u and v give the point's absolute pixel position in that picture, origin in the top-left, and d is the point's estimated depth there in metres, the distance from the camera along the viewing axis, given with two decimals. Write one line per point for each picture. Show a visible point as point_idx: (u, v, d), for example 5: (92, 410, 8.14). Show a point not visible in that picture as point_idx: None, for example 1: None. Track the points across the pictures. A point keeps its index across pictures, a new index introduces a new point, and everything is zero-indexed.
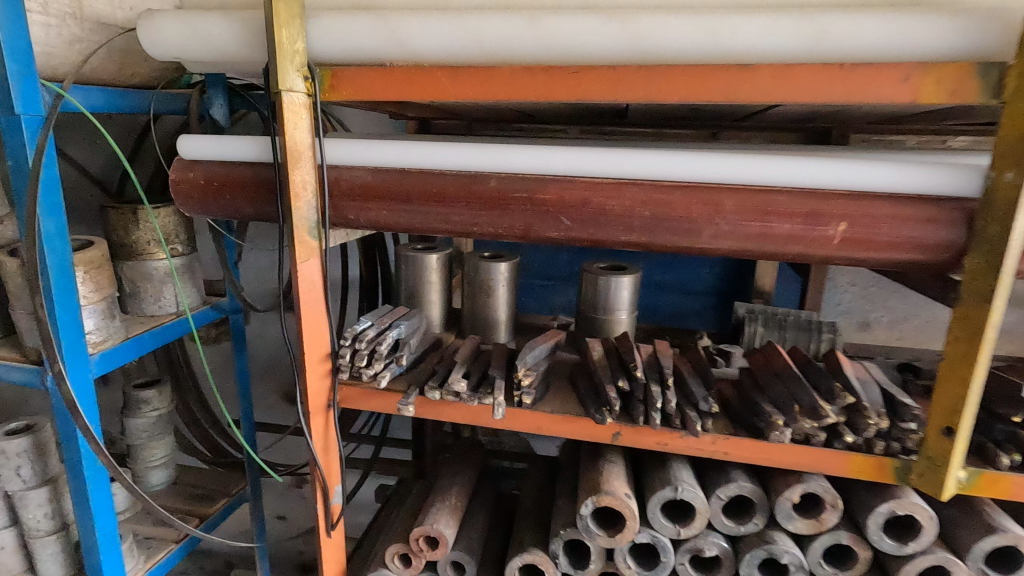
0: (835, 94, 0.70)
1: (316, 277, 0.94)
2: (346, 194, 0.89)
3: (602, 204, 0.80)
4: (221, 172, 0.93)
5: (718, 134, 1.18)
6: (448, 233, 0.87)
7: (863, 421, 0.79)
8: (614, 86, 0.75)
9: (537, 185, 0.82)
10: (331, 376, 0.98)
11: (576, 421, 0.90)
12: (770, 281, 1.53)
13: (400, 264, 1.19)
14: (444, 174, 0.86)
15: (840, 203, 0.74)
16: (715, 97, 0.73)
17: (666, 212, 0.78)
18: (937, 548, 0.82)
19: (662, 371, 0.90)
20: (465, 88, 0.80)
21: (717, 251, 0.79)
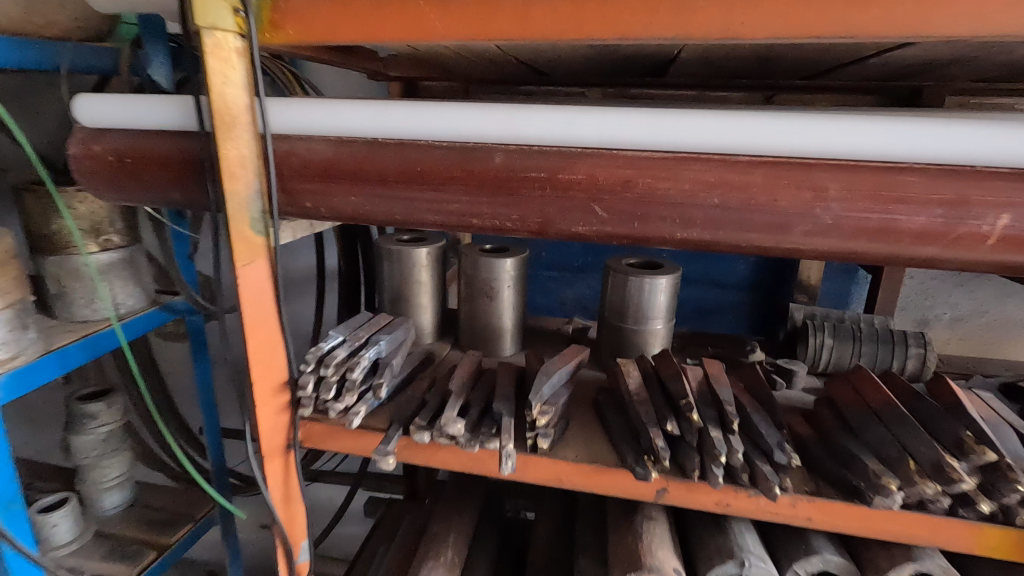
0: (1010, 23, 0.46)
1: (266, 284, 0.71)
2: (299, 174, 0.66)
3: (651, 187, 0.57)
4: (136, 145, 0.69)
5: (773, 98, 0.96)
6: (437, 227, 0.64)
7: (1009, 487, 0.57)
8: (673, 16, 0.52)
9: (558, 161, 0.59)
10: (292, 409, 0.77)
11: (609, 474, 0.69)
12: (818, 274, 1.31)
13: (382, 259, 0.97)
14: (430, 146, 0.63)
15: (998, 186, 0.51)
16: (825, 30, 0.49)
17: (741, 199, 0.55)
18: None
19: (721, 408, 0.68)
20: (460, 25, 0.56)
21: (812, 254, 0.56)
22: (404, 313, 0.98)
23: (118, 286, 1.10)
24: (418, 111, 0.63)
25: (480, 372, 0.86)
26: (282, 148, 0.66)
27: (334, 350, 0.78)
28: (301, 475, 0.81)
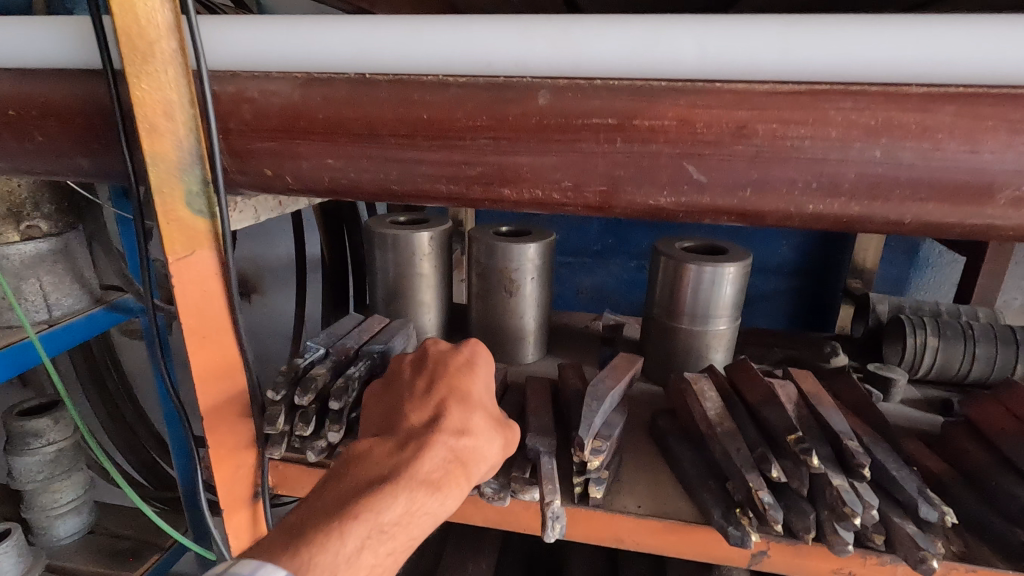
0: None
1: (214, 287, 0.52)
2: (253, 128, 0.46)
3: (778, 136, 0.38)
4: (20, 90, 0.49)
5: None
6: (454, 201, 0.46)
7: None
8: None
9: (634, 99, 0.40)
10: (258, 447, 0.58)
11: (688, 533, 0.51)
12: (877, 256, 1.13)
13: (373, 247, 0.77)
14: (441, 82, 0.43)
15: None
16: None
17: (920, 149, 0.36)
18: None
19: (840, 442, 0.50)
20: None
21: (1012, 234, 0.38)
22: (402, 312, 0.80)
23: (50, 283, 0.89)
24: (426, 28, 0.43)
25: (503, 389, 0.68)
26: (227, 91, 0.46)
27: (314, 369, 0.60)
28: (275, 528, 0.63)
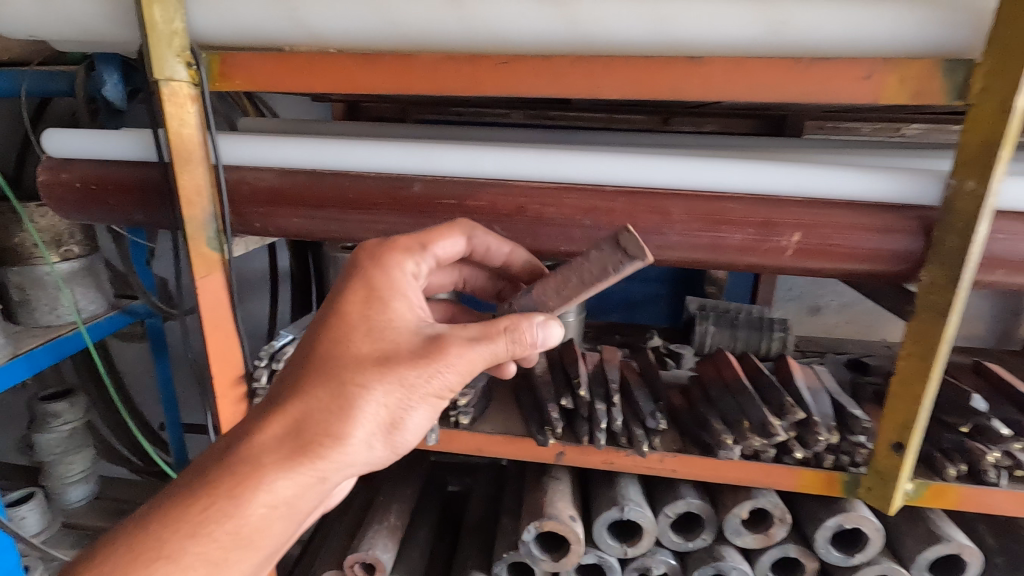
0: (792, 94, 0.61)
1: (222, 294, 0.81)
2: (250, 200, 0.77)
3: (540, 213, 0.71)
4: (100, 173, 0.79)
5: (670, 120, 1.11)
6: (370, 242, 0.77)
7: (814, 437, 0.76)
8: (548, 82, 0.65)
9: (467, 190, 0.73)
10: (247, 400, 0.87)
11: (518, 442, 0.83)
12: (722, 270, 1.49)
13: (330, 265, 1.09)
14: (361, 176, 0.75)
15: (794, 211, 0.67)
16: (666, 93, 0.63)
17: (609, 221, 0.70)
18: (883, 557, 0.81)
19: (607, 386, 0.84)
20: (381, 78, 0.67)
21: (665, 263, 0.72)
22: None
23: (80, 292, 1.18)
24: (354, 148, 0.76)
25: None
26: (234, 178, 0.77)
27: (285, 347, 0.91)
28: None
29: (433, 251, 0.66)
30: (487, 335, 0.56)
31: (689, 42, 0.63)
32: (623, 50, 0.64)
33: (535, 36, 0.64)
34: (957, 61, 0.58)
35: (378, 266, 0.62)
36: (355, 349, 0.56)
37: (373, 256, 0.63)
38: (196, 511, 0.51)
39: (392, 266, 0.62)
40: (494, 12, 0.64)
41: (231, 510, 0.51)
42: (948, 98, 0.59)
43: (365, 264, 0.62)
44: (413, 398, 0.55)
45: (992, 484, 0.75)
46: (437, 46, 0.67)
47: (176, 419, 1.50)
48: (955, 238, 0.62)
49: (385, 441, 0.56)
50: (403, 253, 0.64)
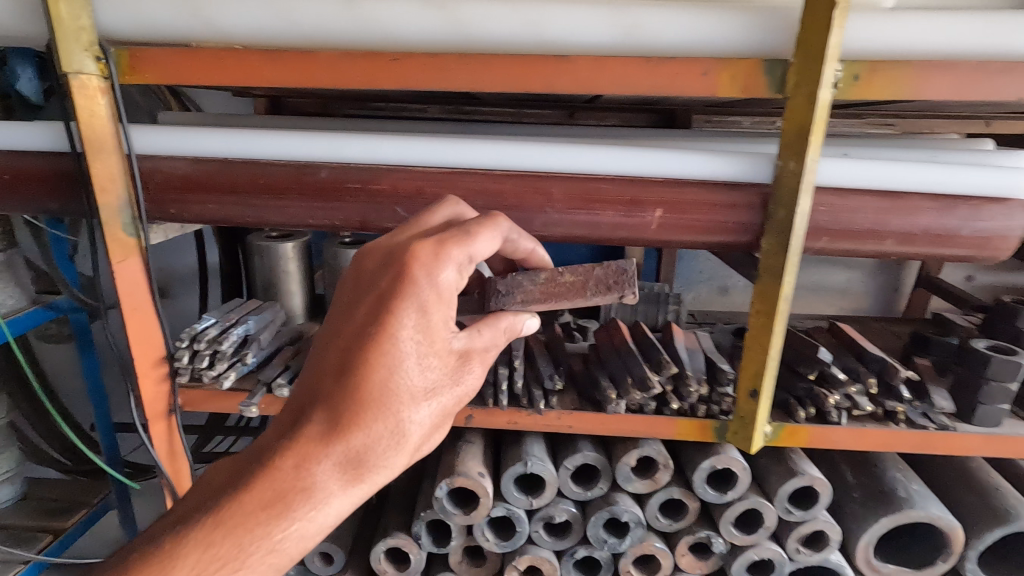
0: (644, 87, 0.71)
1: (141, 278, 0.86)
2: (163, 188, 0.81)
3: (437, 195, 0.79)
4: (12, 163, 0.82)
5: (575, 114, 1.21)
6: (283, 226, 0.83)
7: (686, 388, 0.88)
8: (436, 77, 0.72)
9: (371, 175, 0.80)
10: (169, 380, 0.91)
11: None
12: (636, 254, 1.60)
13: (253, 254, 1.13)
14: (271, 164, 0.81)
15: (656, 190, 0.78)
16: (540, 87, 0.72)
17: (498, 201, 0.78)
18: (752, 493, 0.93)
19: (511, 353, 0.94)
20: (285, 73, 0.73)
21: (550, 239, 0.81)
22: (275, 298, 1.16)
23: None
24: (264, 138, 0.82)
25: None
26: (147, 166, 0.81)
27: (208, 329, 0.95)
28: (183, 436, 0.95)
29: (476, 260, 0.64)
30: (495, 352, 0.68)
31: (559, 43, 0.72)
32: (502, 49, 0.73)
33: (423, 36, 0.72)
34: (774, 61, 0.70)
35: (431, 283, 0.60)
36: (410, 383, 0.60)
37: (424, 270, 0.61)
38: (271, 531, 0.56)
39: (441, 286, 0.61)
40: (385, 13, 0.71)
41: (301, 531, 0.57)
42: (770, 91, 0.71)
43: (409, 278, 0.60)
44: (440, 418, 0.65)
45: (834, 422, 0.88)
46: (337, 44, 0.74)
47: (106, 416, 1.50)
48: (784, 210, 0.74)
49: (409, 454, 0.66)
50: (450, 264, 0.61)
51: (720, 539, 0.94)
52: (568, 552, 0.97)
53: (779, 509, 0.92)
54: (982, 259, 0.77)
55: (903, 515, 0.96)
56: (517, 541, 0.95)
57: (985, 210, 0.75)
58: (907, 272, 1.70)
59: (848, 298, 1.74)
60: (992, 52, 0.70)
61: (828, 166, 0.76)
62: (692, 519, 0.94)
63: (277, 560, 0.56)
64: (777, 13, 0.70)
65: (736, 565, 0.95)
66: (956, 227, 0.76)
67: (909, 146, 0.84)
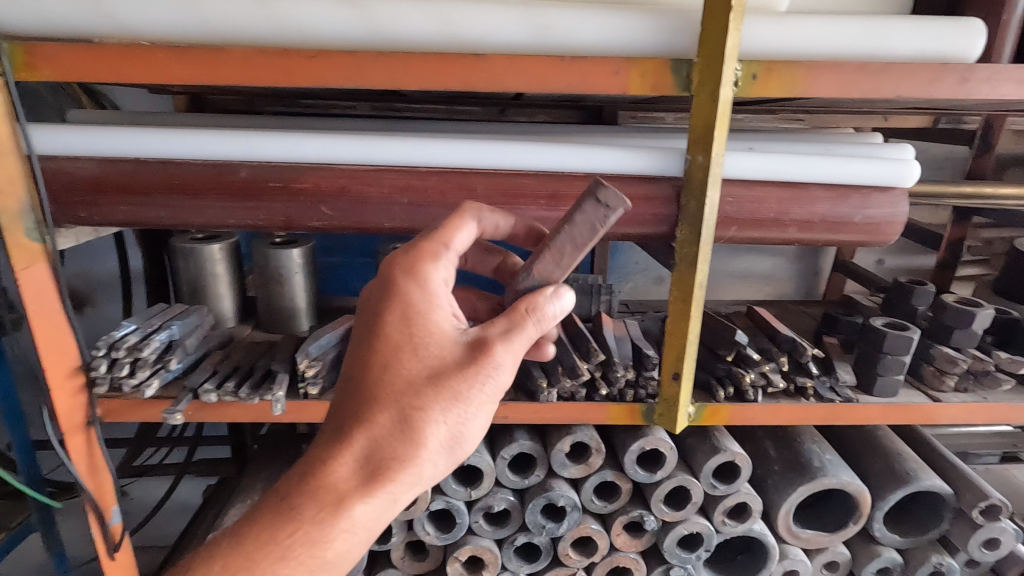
0: (559, 85, 0.74)
1: (50, 285, 0.82)
2: (70, 189, 0.77)
3: (361, 192, 0.79)
4: None
5: (505, 111, 1.23)
6: (203, 227, 0.81)
7: (614, 374, 0.91)
8: (354, 74, 0.72)
9: (293, 174, 0.79)
10: (87, 391, 0.87)
11: None
12: None
13: (177, 257, 1.09)
14: (187, 164, 0.79)
15: (576, 185, 0.81)
16: (458, 85, 0.74)
17: (422, 198, 0.79)
18: (680, 471, 0.98)
19: None
20: (196, 70, 0.72)
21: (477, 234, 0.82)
22: (202, 301, 1.13)
23: None
24: (179, 137, 0.80)
25: (268, 347, 1.04)
26: (50, 168, 0.78)
27: (127, 336, 0.91)
28: (105, 449, 0.92)
29: (454, 251, 0.66)
30: (519, 327, 0.61)
31: (475, 42, 0.73)
32: (420, 47, 0.74)
33: (338, 34, 0.72)
34: (680, 60, 0.74)
35: (412, 279, 0.63)
36: (406, 374, 0.59)
37: (406, 269, 0.64)
38: (291, 540, 0.58)
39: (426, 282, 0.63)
40: (298, 11, 0.70)
41: (319, 537, 0.58)
42: (677, 89, 0.75)
43: (395, 279, 0.63)
44: (468, 410, 0.60)
45: (750, 400, 0.94)
46: (250, 40, 0.72)
47: (23, 433, 1.41)
48: (694, 202, 0.78)
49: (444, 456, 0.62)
50: (431, 260, 0.64)
51: (652, 517, 0.98)
52: (509, 539, 0.99)
53: (705, 484, 0.97)
54: (872, 244, 0.84)
55: (817, 483, 1.03)
56: (458, 533, 0.96)
57: (873, 198, 0.82)
58: (824, 258, 1.82)
59: (773, 284, 1.85)
60: (871, 53, 0.76)
61: (734, 160, 0.81)
62: (626, 500, 0.99)
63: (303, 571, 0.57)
64: (680, 16, 0.74)
65: (668, 540, 1.00)
66: (849, 214, 0.82)
67: (808, 139, 0.90)
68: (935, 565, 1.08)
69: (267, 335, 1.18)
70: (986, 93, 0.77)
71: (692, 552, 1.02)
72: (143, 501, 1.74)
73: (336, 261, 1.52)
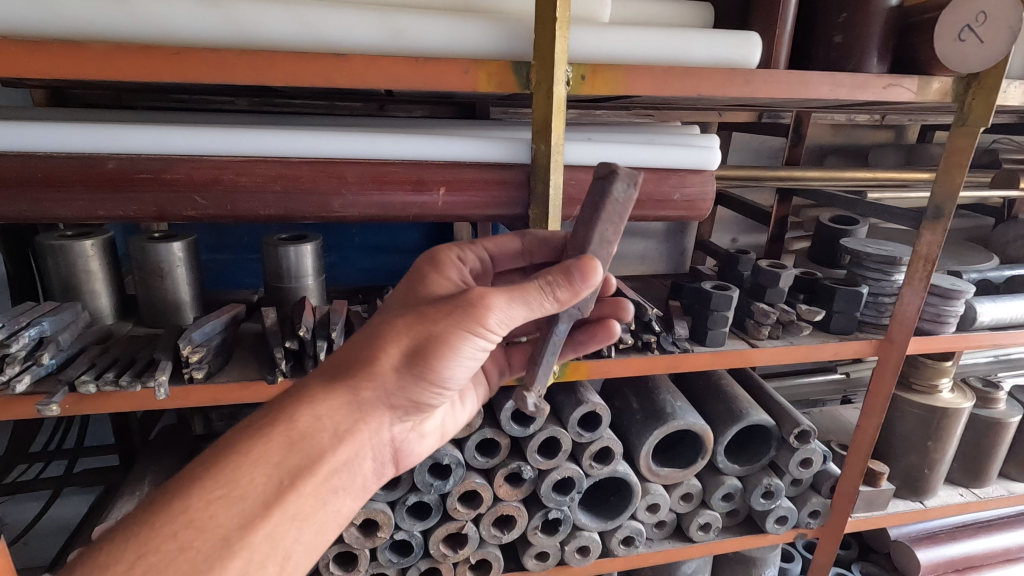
0: (416, 82, 0.83)
1: None
2: None
3: (233, 181, 0.83)
4: None
5: (385, 107, 1.31)
6: (69, 220, 0.82)
7: None
8: (219, 70, 0.77)
9: (164, 165, 0.82)
10: None
11: (252, 386, 0.97)
12: (466, 235, 1.64)
13: (45, 255, 1.06)
14: (50, 157, 0.80)
15: (439, 172, 0.91)
16: (321, 81, 0.81)
17: (295, 185, 0.85)
18: (552, 424, 1.11)
19: (329, 326, 1.01)
20: (53, 66, 0.73)
21: (351, 218, 0.90)
22: (77, 298, 1.11)
23: None
24: (39, 130, 0.80)
25: (151, 339, 1.05)
26: None
27: None
28: None
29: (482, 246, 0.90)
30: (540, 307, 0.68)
31: (336, 42, 0.81)
32: (282, 45, 0.80)
33: (200, 31, 0.76)
34: (520, 62, 0.86)
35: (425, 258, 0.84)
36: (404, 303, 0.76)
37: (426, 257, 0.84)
38: (264, 422, 0.66)
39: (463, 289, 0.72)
40: (159, 11, 0.74)
41: (286, 422, 0.66)
42: (519, 87, 0.87)
43: (423, 262, 0.84)
44: (436, 329, 0.71)
45: (606, 356, 1.09)
46: (110, 36, 0.75)
47: None
48: (542, 185, 0.90)
49: (412, 367, 0.72)
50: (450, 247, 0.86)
51: (529, 466, 1.11)
52: (400, 500, 1.08)
53: (573, 433, 1.11)
54: (692, 218, 1.01)
55: (669, 426, 1.20)
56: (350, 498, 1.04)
57: (689, 179, 0.99)
58: (688, 238, 2.05)
59: (646, 263, 2.06)
60: (675, 59, 0.93)
61: (574, 148, 0.95)
62: (505, 454, 1.11)
63: (266, 445, 0.64)
64: (518, 25, 0.86)
65: (544, 486, 1.13)
66: (671, 193, 0.98)
67: (641, 131, 1.06)
68: (766, 485, 1.30)
69: (150, 329, 1.18)
70: (766, 92, 0.95)
71: (566, 495, 1.16)
72: (15, 520, 1.64)
73: (225, 257, 1.51)
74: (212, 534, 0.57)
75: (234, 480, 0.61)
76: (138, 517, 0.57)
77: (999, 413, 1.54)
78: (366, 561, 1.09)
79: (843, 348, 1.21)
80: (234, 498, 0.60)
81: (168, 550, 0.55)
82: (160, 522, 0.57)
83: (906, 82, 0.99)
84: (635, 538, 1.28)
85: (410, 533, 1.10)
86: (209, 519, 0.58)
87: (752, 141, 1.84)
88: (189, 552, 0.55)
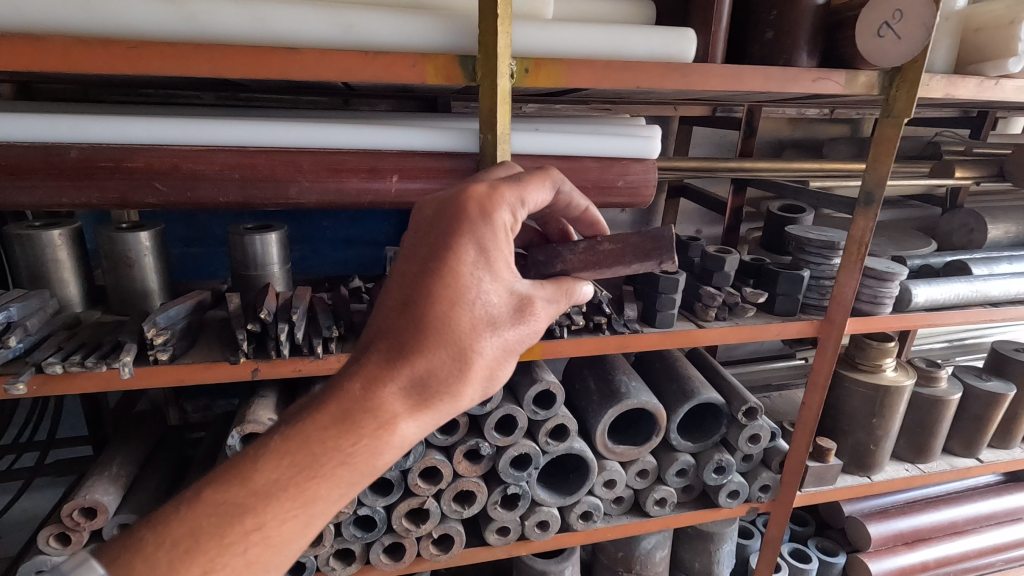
0: (366, 74, 0.88)
1: None
2: None
3: (193, 169, 0.88)
4: None
5: (349, 102, 1.36)
6: (33, 206, 0.86)
7: None
8: (175, 63, 0.81)
9: (124, 154, 0.86)
10: None
11: (215, 366, 1.01)
12: None
13: (13, 244, 1.10)
14: (13, 146, 0.84)
15: (393, 160, 0.96)
16: (275, 73, 0.85)
17: (253, 173, 0.90)
18: (508, 402, 1.16)
19: (290, 310, 1.06)
20: (15, 58, 0.77)
21: (308, 204, 0.94)
22: (45, 287, 1.14)
23: None
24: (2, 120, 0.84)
25: (118, 325, 1.09)
26: None
27: None
28: None
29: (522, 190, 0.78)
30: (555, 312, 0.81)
31: (289, 37, 0.85)
32: (237, 39, 0.84)
33: (157, 26, 0.80)
34: (466, 56, 0.91)
35: (489, 226, 0.71)
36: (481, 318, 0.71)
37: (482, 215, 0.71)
38: (341, 447, 0.67)
39: (534, 317, 0.76)
40: (117, 6, 0.78)
41: (365, 451, 0.68)
42: (465, 80, 0.92)
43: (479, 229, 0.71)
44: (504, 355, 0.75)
45: (558, 336, 1.14)
46: (70, 30, 0.79)
47: None
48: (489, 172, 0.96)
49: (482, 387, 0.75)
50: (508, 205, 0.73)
51: (486, 443, 1.16)
52: None
53: (528, 411, 1.17)
54: (636, 204, 1.07)
55: (622, 404, 1.26)
56: None
57: (631, 167, 1.05)
58: None
59: None
60: (614, 53, 0.99)
61: (522, 138, 1.00)
62: (463, 431, 1.16)
63: (347, 471, 0.67)
64: (463, 21, 0.91)
65: (502, 462, 1.18)
66: (615, 180, 1.04)
67: (588, 122, 1.12)
68: (717, 461, 1.37)
69: (119, 317, 1.21)
70: (701, 85, 1.02)
71: (524, 471, 1.22)
72: None
73: (196, 249, 1.55)
74: (287, 549, 0.64)
75: (309, 503, 0.65)
76: (206, 533, 0.61)
77: (941, 391, 1.63)
78: (331, 536, 1.14)
79: (785, 327, 1.28)
80: (308, 518, 0.66)
81: (238, 566, 0.61)
82: (234, 539, 0.61)
83: (834, 75, 1.06)
84: (593, 513, 1.34)
85: (374, 508, 1.15)
86: (281, 538, 0.64)
87: (711, 134, 1.91)
88: (256, 565, 0.62)
